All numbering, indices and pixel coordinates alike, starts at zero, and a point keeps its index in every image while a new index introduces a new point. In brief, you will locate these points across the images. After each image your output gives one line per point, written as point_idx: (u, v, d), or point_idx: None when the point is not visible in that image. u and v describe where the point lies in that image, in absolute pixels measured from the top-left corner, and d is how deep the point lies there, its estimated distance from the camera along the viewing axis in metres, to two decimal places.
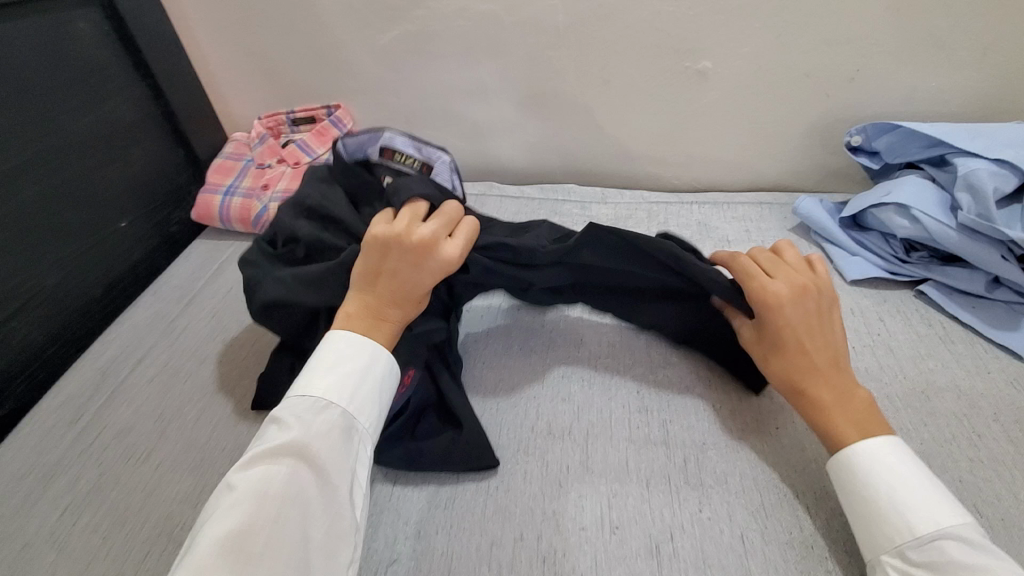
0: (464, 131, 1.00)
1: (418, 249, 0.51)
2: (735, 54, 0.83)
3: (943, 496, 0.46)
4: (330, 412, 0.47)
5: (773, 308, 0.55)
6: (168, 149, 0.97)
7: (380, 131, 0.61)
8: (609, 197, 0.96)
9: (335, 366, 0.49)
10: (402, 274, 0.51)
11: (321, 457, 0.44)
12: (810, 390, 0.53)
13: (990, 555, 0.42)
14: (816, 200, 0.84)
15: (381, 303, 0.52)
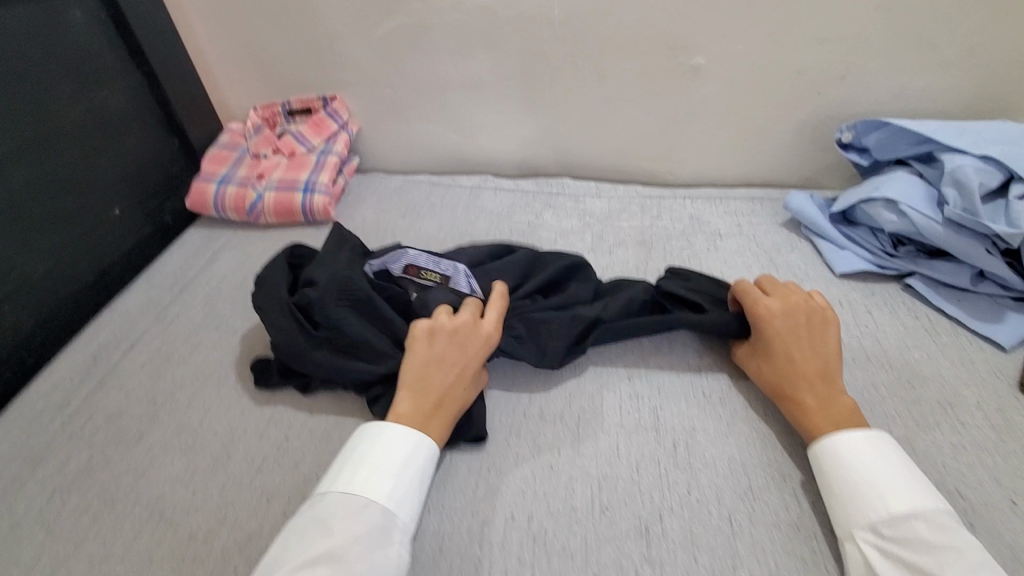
0: (461, 125, 1.01)
1: (465, 327, 0.58)
2: (729, 51, 0.84)
3: (918, 483, 0.47)
4: (369, 511, 0.46)
5: (762, 318, 0.60)
6: (162, 139, 0.97)
7: (403, 251, 0.65)
8: (603, 191, 0.97)
9: (375, 461, 0.49)
10: (457, 351, 0.56)
11: (361, 561, 0.42)
12: (793, 385, 0.56)
13: (957, 535, 0.43)
14: (807, 196, 0.85)
15: (442, 386, 0.54)
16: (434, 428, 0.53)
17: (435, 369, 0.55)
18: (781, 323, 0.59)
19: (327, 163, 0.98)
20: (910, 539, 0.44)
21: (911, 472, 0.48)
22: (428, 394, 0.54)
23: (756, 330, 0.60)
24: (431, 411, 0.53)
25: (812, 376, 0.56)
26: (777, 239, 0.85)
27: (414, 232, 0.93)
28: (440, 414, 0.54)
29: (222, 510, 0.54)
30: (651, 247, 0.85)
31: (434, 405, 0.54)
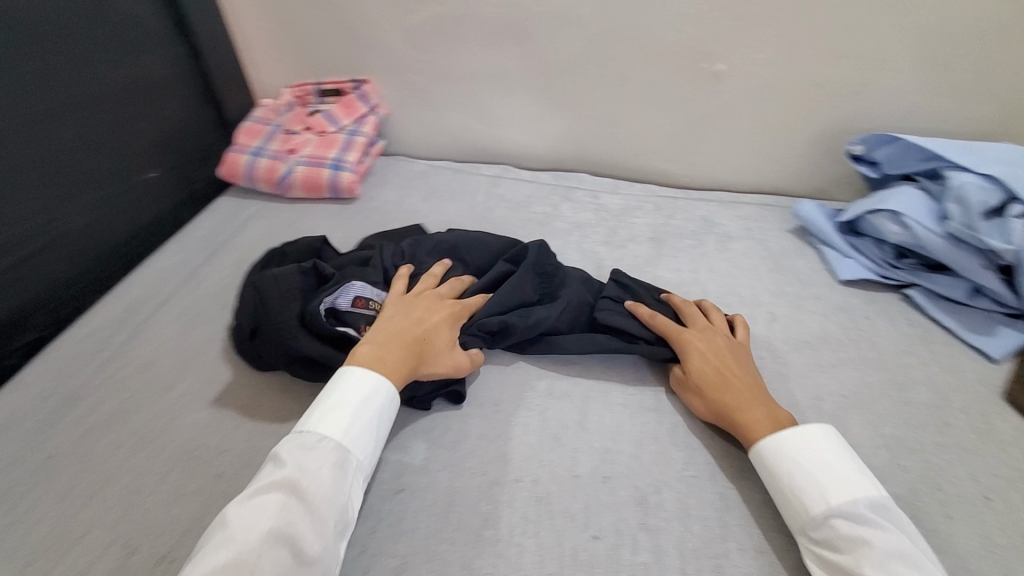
0: (484, 114, 1.04)
1: (431, 297, 0.65)
2: (749, 60, 0.87)
3: (842, 477, 0.49)
4: (328, 448, 0.49)
5: (686, 338, 0.63)
6: (200, 109, 1.01)
7: (349, 282, 0.66)
8: (619, 188, 1.01)
9: (338, 401, 0.53)
10: (419, 306, 0.63)
11: (312, 490, 0.46)
12: (727, 396, 0.57)
13: (872, 527, 0.45)
14: (816, 205, 0.89)
15: (402, 328, 0.59)
16: (391, 358, 0.57)
17: (399, 321, 0.60)
18: (702, 343, 0.62)
19: (355, 143, 1.02)
20: (832, 540, 0.46)
21: (837, 466, 0.50)
22: (391, 335, 0.58)
23: (683, 346, 0.63)
24: (389, 342, 0.58)
25: (744, 389, 0.57)
26: (783, 244, 0.89)
27: (434, 216, 0.96)
28: (397, 345, 0.57)
29: (248, 455, 0.57)
30: (663, 244, 0.89)
31: (392, 340, 0.58)
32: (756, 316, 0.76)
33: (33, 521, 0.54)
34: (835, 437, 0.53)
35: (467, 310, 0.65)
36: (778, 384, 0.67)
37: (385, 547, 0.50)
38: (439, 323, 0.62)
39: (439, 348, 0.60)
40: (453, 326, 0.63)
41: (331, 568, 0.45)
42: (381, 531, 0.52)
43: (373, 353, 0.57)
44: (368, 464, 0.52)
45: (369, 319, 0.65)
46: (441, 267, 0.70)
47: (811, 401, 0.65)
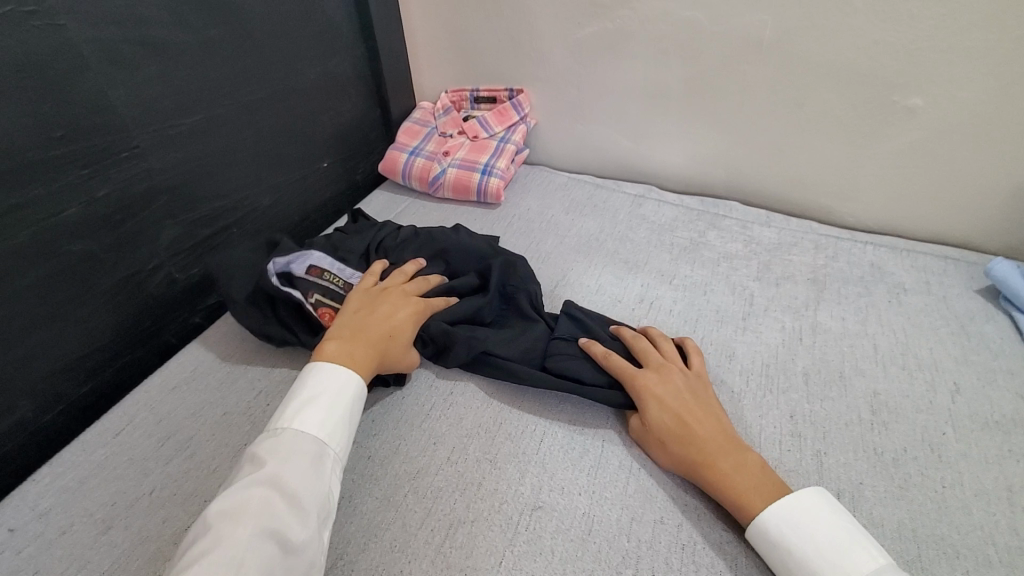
0: (635, 132, 1.02)
1: (397, 296, 0.67)
2: (954, 96, 0.77)
3: (835, 554, 0.45)
4: (304, 441, 0.50)
5: (643, 385, 0.59)
6: (370, 108, 1.08)
7: (308, 252, 0.73)
8: (773, 221, 0.94)
9: (313, 397, 0.54)
10: (387, 304, 0.65)
11: (291, 481, 0.46)
12: (698, 453, 0.53)
13: None
14: (1015, 265, 0.77)
15: (370, 325, 0.62)
16: (358, 354, 0.59)
17: (365, 319, 0.62)
18: (660, 385, 0.58)
19: (505, 151, 1.05)
20: None
21: (827, 541, 0.46)
22: (356, 332, 0.61)
23: (639, 393, 0.58)
24: (357, 338, 0.60)
25: (709, 436, 0.54)
26: (972, 306, 0.78)
27: (574, 228, 0.95)
28: (365, 341, 0.60)
29: (396, 442, 0.60)
30: (824, 287, 0.81)
31: (359, 336, 0.60)
32: (936, 385, 0.67)
33: (207, 470, 0.60)
34: (819, 498, 0.49)
35: (433, 311, 0.67)
36: (965, 468, 0.58)
37: (520, 562, 0.50)
38: (406, 324, 0.64)
39: (402, 348, 0.62)
40: (415, 324, 0.65)
41: (317, 558, 0.45)
42: (517, 545, 0.51)
43: (343, 345, 0.59)
44: (344, 458, 0.53)
45: (317, 287, 0.71)
46: (413, 265, 0.73)
47: (1007, 493, 0.56)
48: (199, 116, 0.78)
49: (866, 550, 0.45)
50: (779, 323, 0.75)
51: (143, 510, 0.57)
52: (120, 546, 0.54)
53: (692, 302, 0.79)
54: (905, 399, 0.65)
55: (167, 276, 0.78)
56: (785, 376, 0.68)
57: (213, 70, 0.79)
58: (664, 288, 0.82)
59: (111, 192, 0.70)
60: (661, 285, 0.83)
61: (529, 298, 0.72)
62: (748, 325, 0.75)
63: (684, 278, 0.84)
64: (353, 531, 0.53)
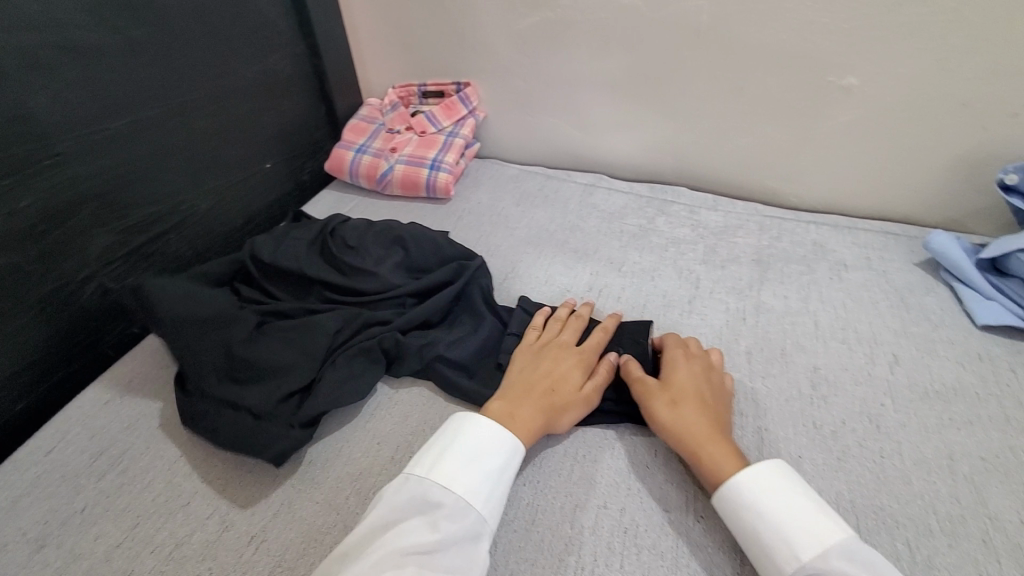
0: (583, 121, 1.02)
1: (551, 345, 0.63)
2: (887, 74, 0.79)
3: (767, 545, 0.45)
4: (462, 515, 0.46)
5: (676, 367, 0.59)
6: (314, 106, 1.06)
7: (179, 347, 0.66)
8: (720, 205, 0.96)
9: (479, 458, 0.50)
10: (548, 354, 0.61)
11: (456, 566, 0.43)
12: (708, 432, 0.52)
13: None
14: (952, 237, 0.79)
15: (532, 379, 0.58)
16: (523, 412, 0.55)
17: (529, 377, 0.59)
18: (694, 374, 0.58)
19: (454, 145, 1.04)
20: None
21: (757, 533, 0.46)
22: (524, 393, 0.57)
23: (671, 373, 0.58)
24: (522, 396, 0.56)
25: (687, 409, 0.54)
26: (910, 279, 0.80)
27: (524, 220, 0.95)
28: (530, 401, 0.56)
29: (339, 444, 0.59)
30: (768, 267, 0.83)
31: (524, 393, 0.57)
32: (875, 357, 0.68)
33: (143, 484, 0.58)
34: (753, 479, 0.48)
35: (597, 347, 0.63)
36: (902, 437, 0.60)
37: None
38: (569, 367, 0.60)
39: (573, 391, 0.58)
40: (581, 370, 0.60)
41: None
42: None
43: (504, 408, 0.55)
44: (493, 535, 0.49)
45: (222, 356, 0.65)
46: (566, 307, 0.70)
47: (947, 461, 0.57)
48: (126, 120, 0.75)
49: (799, 537, 0.44)
50: (724, 304, 0.76)
51: (75, 528, 0.54)
52: (51, 567, 0.52)
53: (640, 288, 0.80)
54: (845, 372, 0.66)
55: (100, 287, 0.76)
56: (730, 357, 0.69)
57: (140, 72, 0.76)
58: (613, 276, 0.82)
59: (35, 203, 0.67)
60: (610, 273, 0.82)
61: (483, 297, 0.71)
62: (694, 308, 0.76)
63: (632, 265, 0.84)
64: (292, 538, 0.52)
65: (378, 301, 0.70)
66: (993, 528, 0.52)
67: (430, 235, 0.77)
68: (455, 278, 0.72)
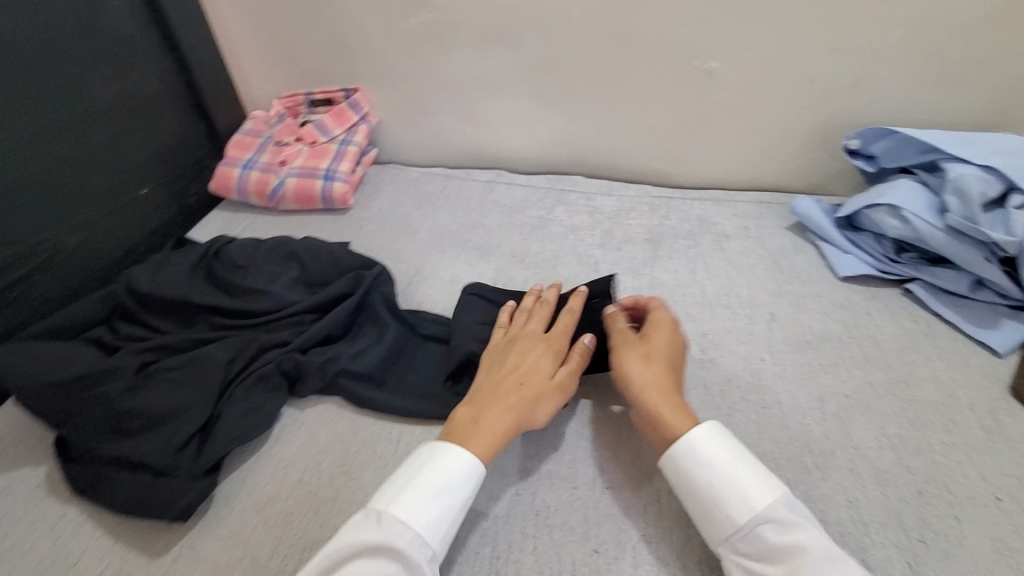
0: (477, 120, 1.03)
1: (519, 336, 0.60)
2: (745, 56, 0.86)
3: (721, 499, 0.47)
4: (419, 552, 0.45)
5: (655, 334, 0.59)
6: (191, 123, 1.00)
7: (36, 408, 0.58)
8: (614, 190, 1.00)
9: (443, 492, 0.48)
10: (516, 346, 0.59)
11: None
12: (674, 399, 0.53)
13: (782, 537, 0.44)
14: (813, 201, 0.86)
15: (500, 376, 0.56)
16: (491, 414, 0.53)
17: (496, 373, 0.56)
18: (671, 343, 0.59)
19: (347, 153, 1.01)
20: (757, 554, 0.45)
21: (712, 486, 0.48)
22: (492, 392, 0.54)
23: (649, 339, 0.58)
24: (489, 398, 0.54)
25: (654, 368, 0.56)
26: (782, 242, 0.87)
27: (426, 223, 0.95)
28: (498, 402, 0.53)
29: (241, 475, 0.57)
30: (659, 245, 0.88)
31: (492, 394, 0.54)
32: (755, 317, 0.74)
33: (22, 551, 0.53)
34: (704, 440, 0.49)
35: (564, 332, 0.60)
36: (780, 386, 0.66)
37: None
38: (536, 359, 0.57)
39: (545, 382, 0.55)
40: (551, 358, 0.58)
41: None
42: None
43: (472, 413, 0.53)
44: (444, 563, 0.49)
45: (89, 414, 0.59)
46: (532, 294, 0.67)
47: (819, 403, 0.64)
48: None
49: (750, 492, 0.46)
50: (621, 285, 0.80)
51: None
52: None
53: (542, 278, 0.82)
54: (729, 335, 0.72)
55: None
56: None
57: None
58: (516, 268, 0.84)
59: None
60: (513, 266, 0.84)
61: (385, 304, 0.70)
62: None
63: (534, 256, 0.86)
64: None
65: (273, 323, 0.67)
66: (859, 457, 0.58)
67: (324, 248, 0.74)
68: (354, 289, 0.70)
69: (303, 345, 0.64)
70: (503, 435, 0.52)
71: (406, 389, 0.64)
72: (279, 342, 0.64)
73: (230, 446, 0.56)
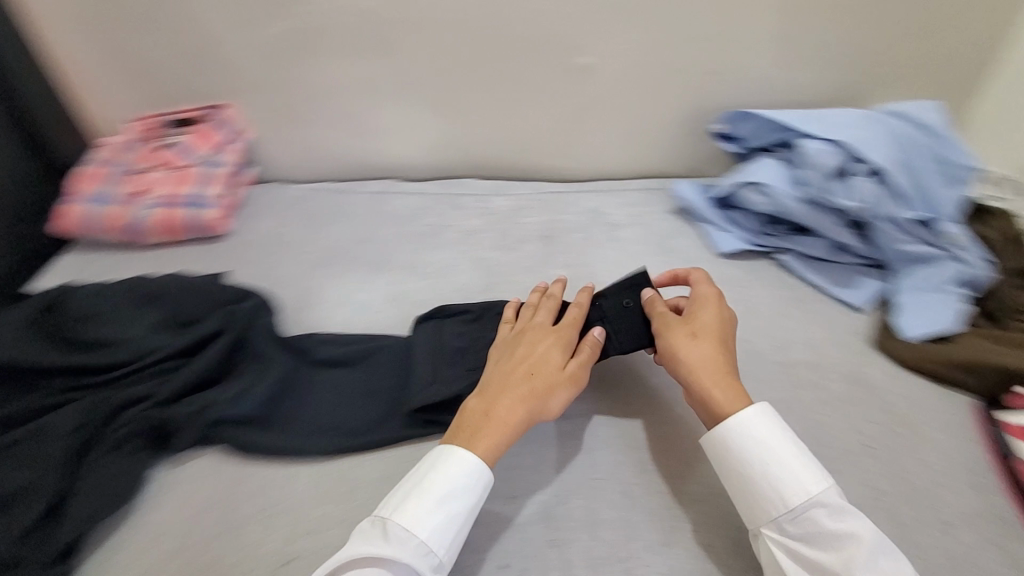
0: (360, 128, 0.98)
1: (527, 328, 0.62)
2: (614, 50, 0.88)
3: (779, 486, 0.52)
4: (421, 557, 0.49)
5: (701, 309, 0.62)
6: (21, 158, 0.91)
7: None
8: (509, 189, 0.99)
9: (447, 500, 0.51)
10: (524, 338, 0.60)
11: None
12: (721, 373, 0.57)
13: (841, 522, 0.49)
14: (691, 184, 0.91)
15: (511, 368, 0.58)
16: (502, 407, 0.55)
17: (509, 367, 0.58)
18: (715, 316, 0.61)
19: (218, 176, 0.93)
20: (808, 536, 0.50)
21: (771, 474, 0.52)
22: (507, 387, 0.56)
23: (695, 315, 0.61)
24: (499, 392, 0.56)
25: (704, 344, 0.59)
26: (668, 225, 0.91)
27: (314, 242, 0.90)
28: (510, 395, 0.55)
29: (116, 544, 0.54)
30: (555, 241, 0.88)
31: (503, 387, 0.56)
32: None
33: None
34: (762, 432, 0.53)
35: (573, 324, 0.62)
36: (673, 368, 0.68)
37: None
38: (547, 349, 0.59)
39: (556, 372, 0.57)
40: (562, 350, 0.59)
41: None
42: None
43: (483, 407, 0.55)
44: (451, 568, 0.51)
45: None
46: (538, 289, 0.68)
47: None
48: None
49: (805, 479, 0.51)
50: (518, 284, 0.80)
51: None
52: None
53: (439, 287, 0.80)
54: None
55: None
56: None
57: None
58: (411, 280, 0.82)
59: None
60: (408, 278, 0.82)
61: (264, 339, 0.65)
62: (492, 294, 0.79)
63: (430, 265, 0.84)
64: None
65: (135, 375, 0.61)
66: None
67: (190, 285, 0.68)
68: (223, 329, 0.64)
69: (170, 396, 0.59)
70: (516, 427, 0.54)
71: (293, 427, 0.60)
72: (142, 396, 0.59)
73: (83, 527, 0.52)
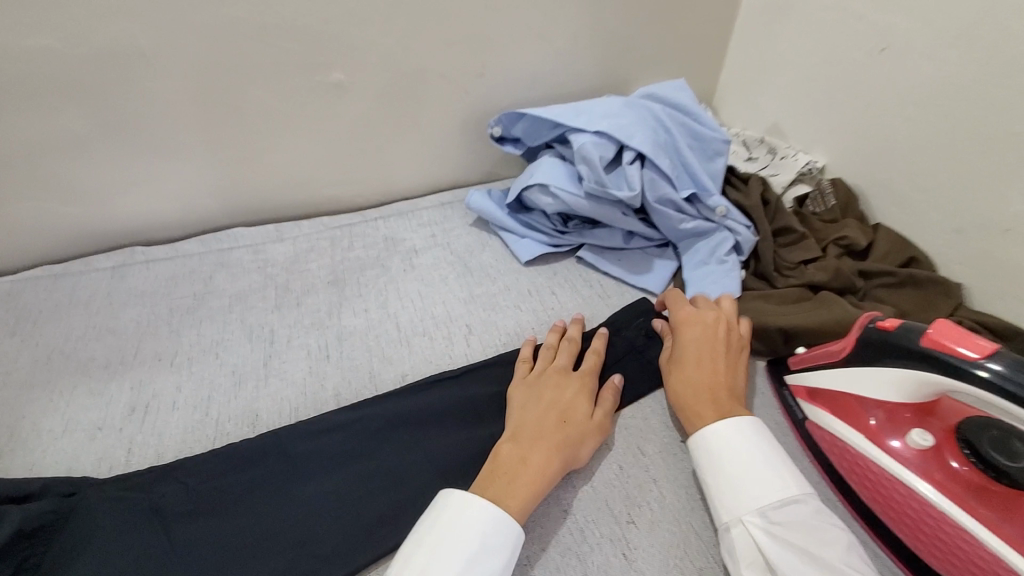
0: (69, 194, 0.76)
1: (548, 372, 0.61)
2: (365, 62, 0.79)
3: (764, 472, 0.49)
4: None
5: (694, 326, 0.62)
6: None
7: None
8: (285, 232, 0.85)
9: (472, 560, 0.44)
10: (547, 381, 0.59)
11: None
12: (720, 394, 0.56)
13: (827, 521, 0.47)
14: (483, 193, 0.85)
15: (539, 414, 0.56)
16: (536, 455, 0.52)
17: (535, 416, 0.56)
18: (709, 331, 0.62)
19: None
20: (794, 525, 0.46)
21: (757, 459, 0.50)
22: (536, 438, 0.53)
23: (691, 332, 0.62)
24: (534, 439, 0.53)
25: (699, 364, 0.59)
26: (468, 241, 0.85)
27: (24, 354, 0.69)
28: (541, 445, 0.53)
29: None
30: (344, 284, 0.78)
31: (536, 434, 0.54)
32: (453, 336, 0.71)
33: None
34: (745, 429, 0.53)
35: (594, 369, 0.62)
36: (480, 407, 0.61)
37: None
38: (574, 396, 0.58)
39: (585, 420, 0.56)
40: (587, 397, 0.58)
41: None
42: None
43: (514, 457, 0.52)
44: None
45: None
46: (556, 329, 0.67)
47: None
48: None
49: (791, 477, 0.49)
50: (305, 349, 0.69)
51: None
52: None
53: (205, 375, 0.66)
54: (430, 367, 0.67)
55: None
56: (318, 413, 0.63)
57: None
58: (165, 375, 0.66)
59: None
60: (161, 373, 0.66)
61: None
62: (272, 370, 0.67)
63: (190, 349, 0.69)
64: None
65: None
66: None
67: None
68: None
69: None
70: (549, 477, 0.51)
71: None
72: None
73: None
